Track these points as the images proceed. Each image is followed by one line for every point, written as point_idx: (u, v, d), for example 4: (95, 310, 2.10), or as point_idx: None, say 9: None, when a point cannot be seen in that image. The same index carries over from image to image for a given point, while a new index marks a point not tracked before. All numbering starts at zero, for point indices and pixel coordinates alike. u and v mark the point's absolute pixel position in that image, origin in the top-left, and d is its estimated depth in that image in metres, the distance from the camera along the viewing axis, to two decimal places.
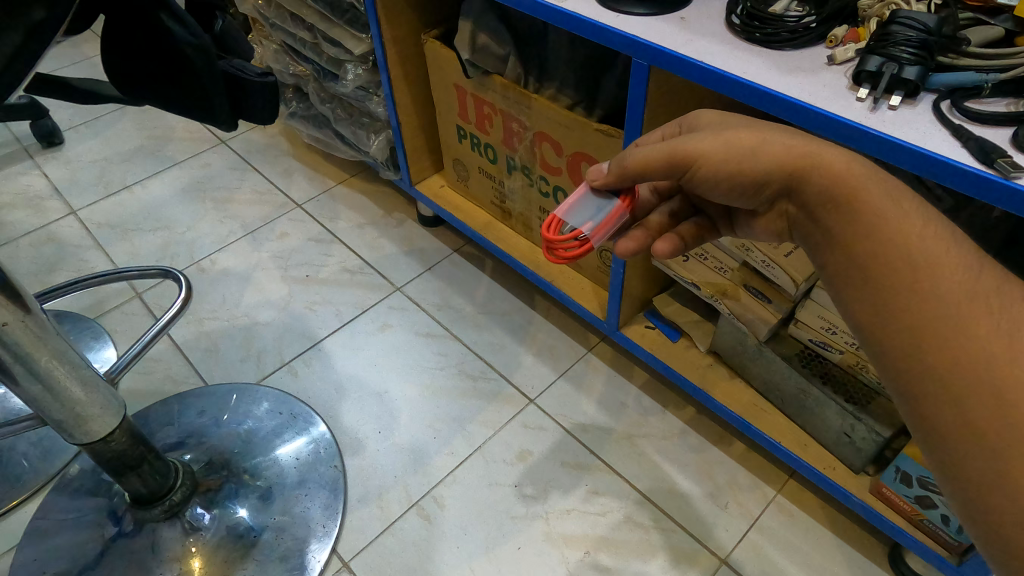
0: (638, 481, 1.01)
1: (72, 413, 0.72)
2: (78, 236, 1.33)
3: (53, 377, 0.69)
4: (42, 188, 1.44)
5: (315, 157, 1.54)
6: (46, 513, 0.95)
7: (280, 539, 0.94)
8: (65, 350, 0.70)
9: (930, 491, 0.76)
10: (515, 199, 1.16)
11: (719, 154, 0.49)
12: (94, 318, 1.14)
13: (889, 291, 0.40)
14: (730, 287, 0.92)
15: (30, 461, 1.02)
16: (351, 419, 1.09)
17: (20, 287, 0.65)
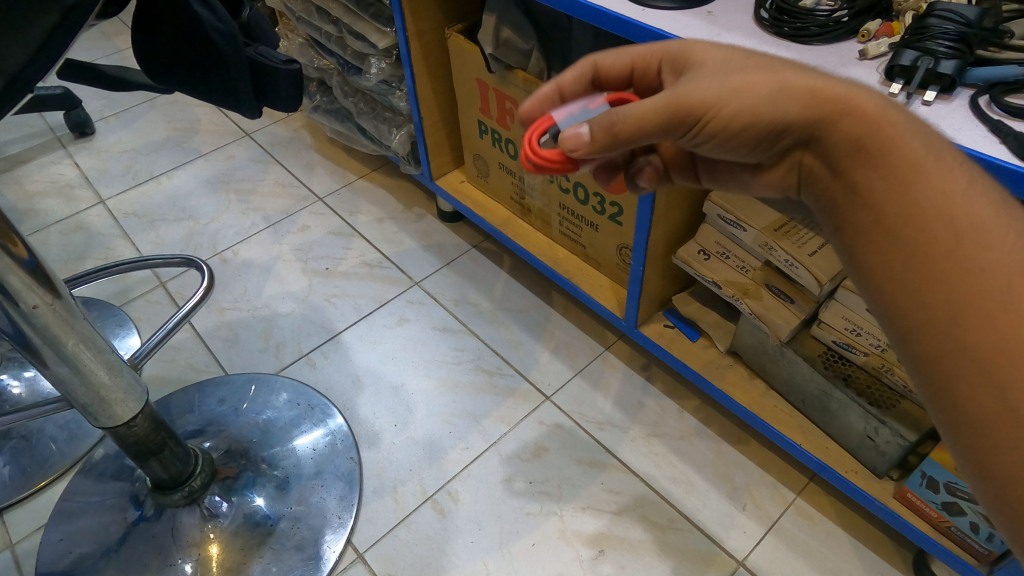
0: (655, 481, 1.00)
1: (97, 397, 0.73)
2: (106, 224, 1.36)
3: (79, 361, 0.70)
4: (72, 177, 1.47)
5: (337, 151, 1.55)
6: (72, 494, 0.97)
7: (296, 528, 0.95)
8: (91, 335, 0.71)
9: (957, 497, 0.74)
10: (535, 194, 1.16)
11: (730, 104, 0.44)
12: (120, 305, 1.16)
13: (920, 257, 0.36)
14: (752, 287, 0.91)
15: (56, 442, 1.03)
16: (368, 412, 1.10)
17: (50, 271, 0.66)
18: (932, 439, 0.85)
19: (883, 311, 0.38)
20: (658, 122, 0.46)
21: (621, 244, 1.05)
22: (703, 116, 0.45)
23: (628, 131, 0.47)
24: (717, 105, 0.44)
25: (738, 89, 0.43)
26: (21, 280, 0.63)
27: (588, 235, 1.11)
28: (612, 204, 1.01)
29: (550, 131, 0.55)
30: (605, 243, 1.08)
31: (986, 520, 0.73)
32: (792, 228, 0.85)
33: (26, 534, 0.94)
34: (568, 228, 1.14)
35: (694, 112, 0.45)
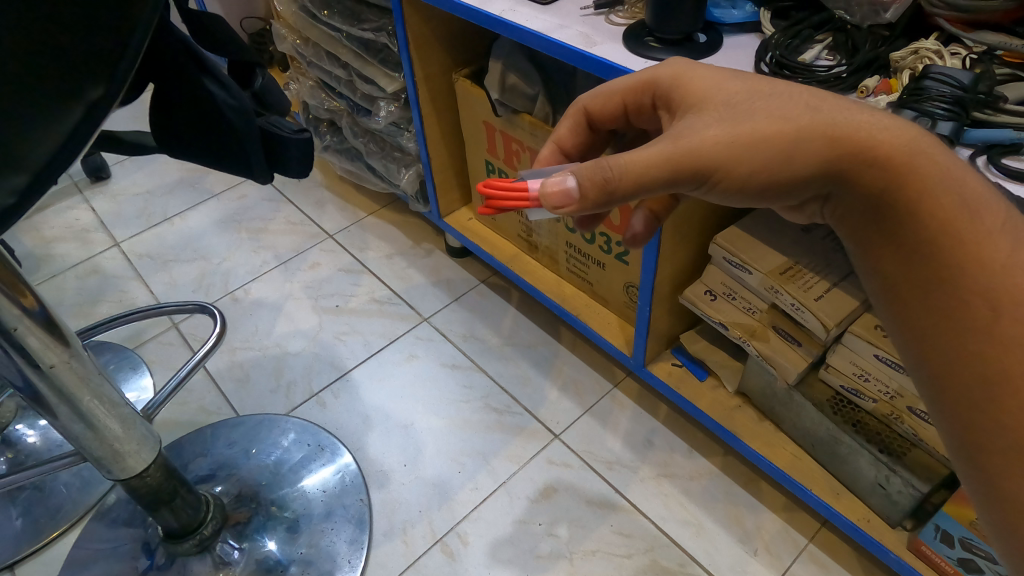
0: (665, 524, 1.00)
1: (110, 450, 0.75)
2: (120, 267, 1.38)
3: (93, 416, 0.71)
4: (89, 220, 1.50)
5: (347, 188, 1.57)
6: (85, 541, 0.98)
7: (306, 573, 0.95)
8: (106, 389, 0.72)
9: (975, 554, 0.74)
10: (542, 233, 1.17)
11: (749, 163, 0.45)
12: (133, 347, 1.18)
13: (954, 316, 0.39)
14: (759, 328, 0.90)
15: (70, 490, 1.04)
16: (377, 451, 1.11)
17: (64, 329, 0.68)
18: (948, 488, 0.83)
19: (920, 363, 0.41)
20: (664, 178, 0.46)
21: (628, 283, 1.06)
22: (718, 170, 0.46)
23: (624, 184, 0.46)
24: (739, 158, 0.45)
25: (751, 147, 0.45)
26: (39, 341, 0.64)
27: (595, 273, 1.11)
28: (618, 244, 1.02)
29: None
30: (612, 281, 1.09)
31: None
32: (799, 271, 0.84)
33: None
34: (575, 266, 1.15)
35: (708, 164, 0.46)
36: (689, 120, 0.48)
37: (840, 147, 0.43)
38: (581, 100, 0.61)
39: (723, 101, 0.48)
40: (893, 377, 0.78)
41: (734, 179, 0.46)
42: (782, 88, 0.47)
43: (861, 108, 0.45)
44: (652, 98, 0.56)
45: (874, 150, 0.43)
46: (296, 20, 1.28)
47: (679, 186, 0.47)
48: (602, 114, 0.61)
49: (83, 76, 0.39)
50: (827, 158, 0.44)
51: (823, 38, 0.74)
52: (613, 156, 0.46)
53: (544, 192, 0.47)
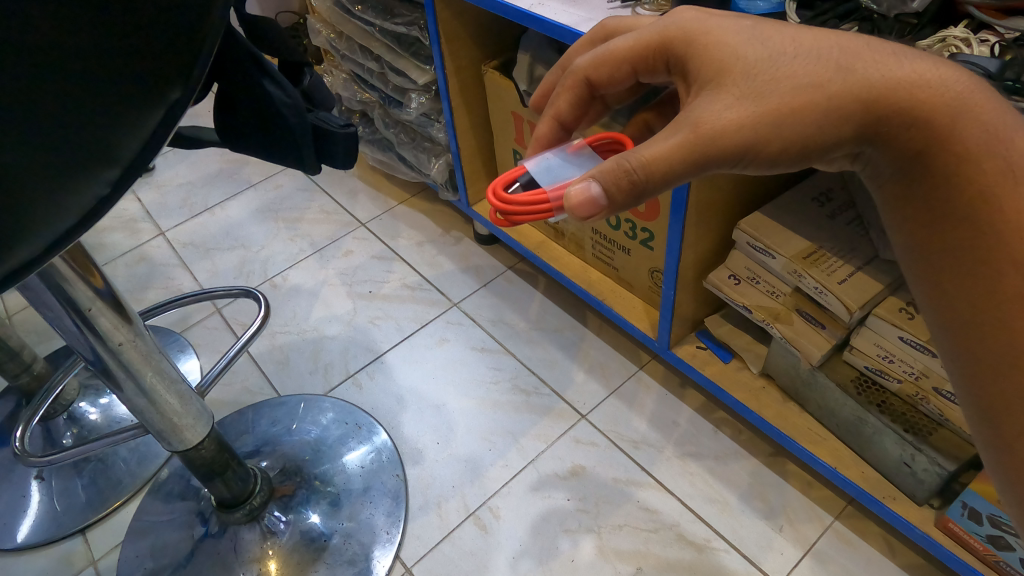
0: (691, 500, 1.05)
1: (169, 422, 0.80)
2: (166, 255, 1.45)
3: (153, 390, 0.77)
4: (135, 210, 1.57)
5: (378, 178, 1.62)
6: (142, 512, 1.04)
7: (348, 543, 1.02)
8: (166, 366, 0.78)
9: (1003, 531, 0.75)
10: (569, 220, 1.18)
11: (780, 134, 0.46)
12: (180, 331, 1.25)
13: (985, 282, 0.42)
14: (783, 311, 0.93)
15: (127, 465, 1.11)
16: (411, 430, 1.17)
17: (131, 310, 0.73)
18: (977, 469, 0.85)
19: (945, 320, 0.45)
20: (683, 162, 0.46)
21: (653, 268, 1.09)
22: (748, 143, 0.47)
23: (653, 179, 0.46)
24: (772, 130, 0.46)
25: (786, 116, 0.46)
26: (108, 320, 0.70)
27: (621, 259, 1.14)
28: (643, 229, 1.05)
29: (522, 180, 0.56)
30: (637, 267, 1.12)
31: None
32: (822, 255, 0.86)
33: (106, 550, 1.02)
34: (601, 252, 1.18)
35: (734, 140, 0.46)
36: (708, 96, 0.47)
37: (874, 114, 0.45)
38: (583, 68, 0.59)
39: (743, 68, 0.47)
40: (918, 359, 0.79)
41: (765, 150, 0.47)
42: (806, 44, 0.47)
43: (895, 59, 0.45)
44: (665, 63, 0.54)
45: (913, 112, 0.44)
46: (330, 15, 1.33)
47: (703, 167, 0.47)
48: (606, 81, 0.59)
49: (161, 79, 0.42)
50: (860, 124, 0.45)
51: (849, 26, 0.74)
52: (631, 153, 0.46)
53: (569, 203, 0.46)
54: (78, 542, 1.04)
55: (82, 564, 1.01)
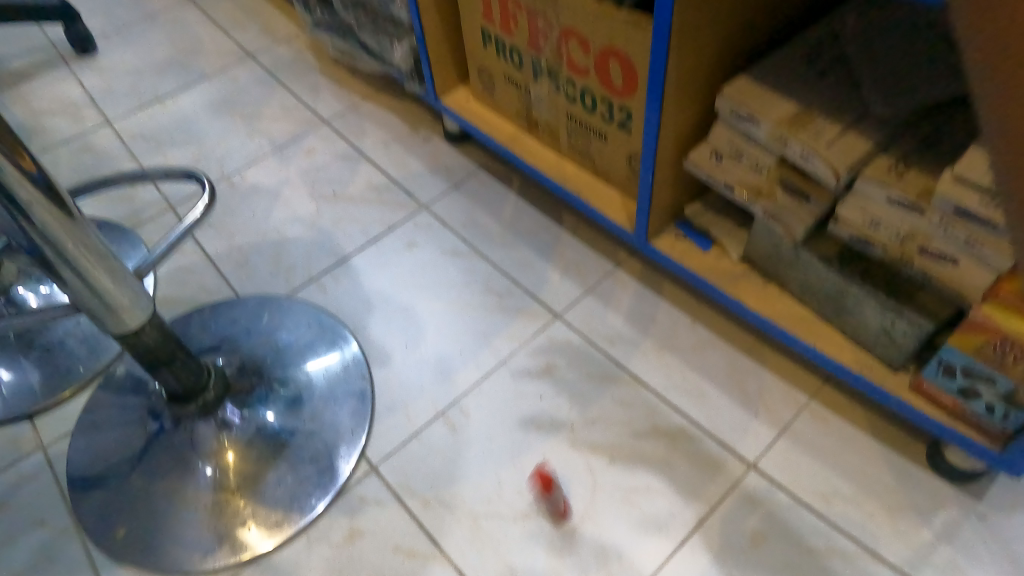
0: (666, 392, 1.03)
1: (106, 309, 0.74)
2: (113, 146, 1.37)
3: (92, 276, 0.70)
4: (78, 103, 1.46)
5: (341, 72, 1.51)
6: (94, 407, 1.01)
7: (310, 441, 0.99)
8: (103, 250, 0.71)
9: (975, 380, 0.76)
10: (542, 107, 1.10)
11: None
12: (131, 228, 1.16)
13: None
14: (766, 187, 0.88)
15: (78, 355, 1.06)
16: (379, 333, 1.12)
17: (58, 185, 0.65)
18: (949, 327, 0.85)
19: None
20: None
21: (631, 154, 1.01)
22: None
23: None
24: None
25: None
26: (30, 194, 0.62)
27: (597, 147, 1.06)
28: (621, 109, 0.96)
29: None
30: (615, 154, 1.04)
31: (1001, 399, 0.75)
32: (810, 117, 0.80)
33: (55, 439, 0.99)
34: (577, 142, 1.09)
35: None
36: None
37: None
38: None
39: None
40: (905, 220, 0.76)
41: None
42: None
43: None
44: None
45: None
46: None
47: None
48: None
49: None
50: None
51: None
52: None
53: None
54: (27, 428, 1.01)
55: (31, 448, 0.99)
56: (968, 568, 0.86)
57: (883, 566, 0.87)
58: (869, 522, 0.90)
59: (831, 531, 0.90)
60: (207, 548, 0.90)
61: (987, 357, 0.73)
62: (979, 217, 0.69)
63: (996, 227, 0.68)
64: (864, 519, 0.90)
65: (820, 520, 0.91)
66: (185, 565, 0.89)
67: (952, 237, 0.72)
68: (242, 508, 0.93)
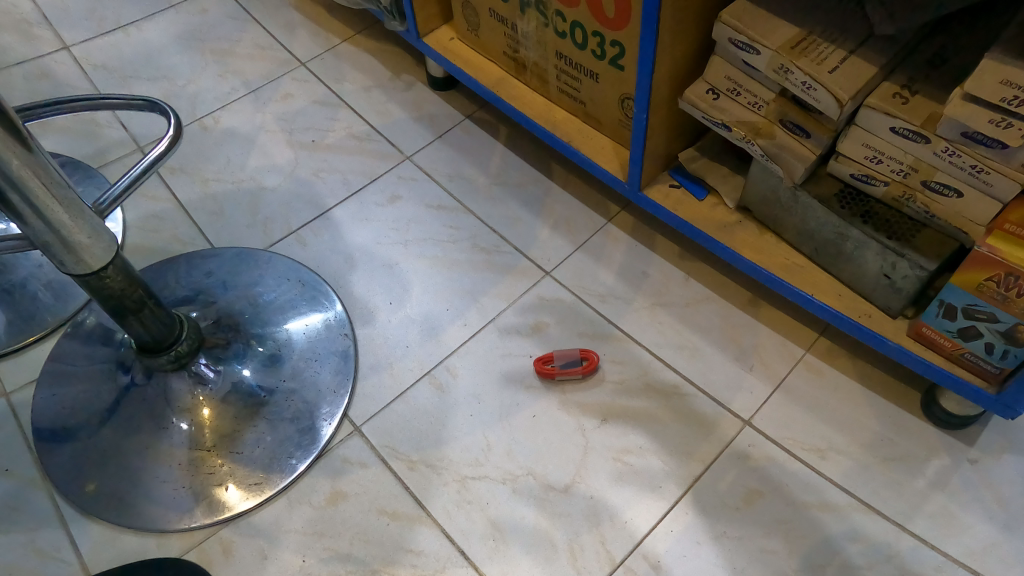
0: (659, 349, 1.00)
1: (70, 253, 0.69)
2: (72, 74, 1.32)
3: (57, 219, 0.65)
4: (42, 37, 1.38)
5: (318, 11, 1.44)
6: (59, 355, 0.97)
7: (290, 400, 0.95)
8: (68, 192, 0.66)
9: (976, 321, 0.72)
10: (529, 45, 1.05)
11: None
12: (97, 167, 1.11)
13: None
14: (764, 125, 0.83)
15: (42, 300, 1.02)
16: (362, 289, 1.07)
17: (18, 120, 0.60)
18: (951, 271, 0.81)
19: None
20: None
21: (624, 93, 0.95)
22: None
23: None
24: None
25: None
26: None
27: (589, 89, 1.00)
28: (613, 43, 0.91)
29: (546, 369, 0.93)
30: (607, 96, 0.98)
31: (1002, 338, 0.71)
32: (812, 42, 0.75)
33: (18, 386, 0.95)
34: (566, 84, 1.04)
35: None
36: None
37: None
38: None
39: None
40: (908, 151, 0.72)
41: None
42: None
43: None
44: None
45: None
46: None
47: None
48: None
49: None
50: None
51: None
52: None
53: None
54: None
55: None
56: (967, 523, 0.83)
57: (881, 522, 0.84)
58: (866, 475, 0.87)
59: (827, 486, 0.87)
60: (183, 506, 0.86)
61: (990, 296, 0.69)
62: (985, 140, 0.66)
63: (1004, 146, 0.65)
64: (860, 473, 0.87)
65: (814, 473, 0.88)
66: (159, 523, 0.85)
67: (956, 164, 0.69)
68: (218, 465, 0.89)
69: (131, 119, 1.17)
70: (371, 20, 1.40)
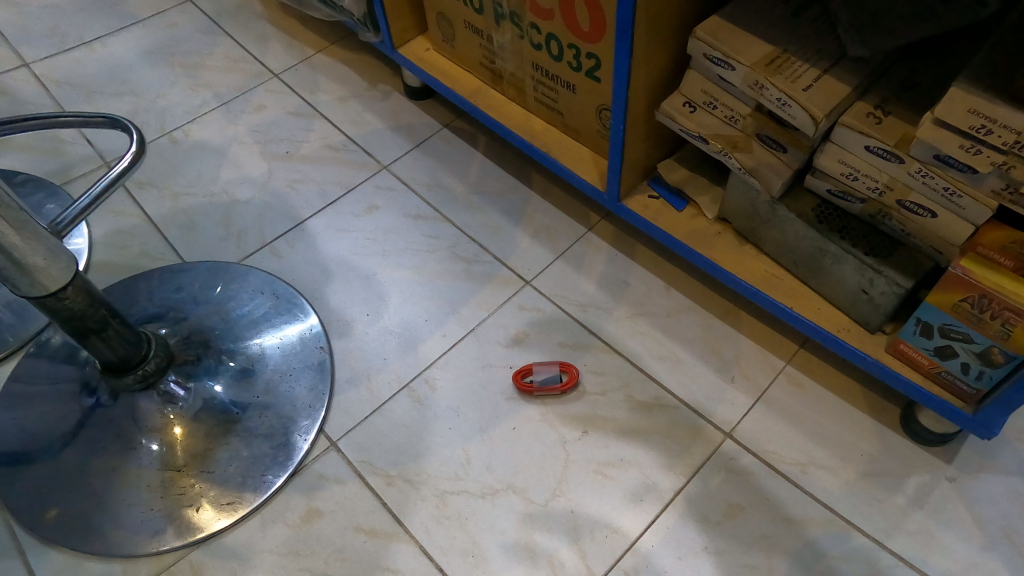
0: (641, 360, 0.99)
1: (24, 275, 0.67)
2: (34, 92, 1.28)
3: (5, 240, 0.63)
4: (3, 55, 1.35)
5: (292, 22, 1.42)
6: (21, 376, 0.94)
7: (265, 417, 0.93)
8: (16, 210, 0.63)
9: (952, 340, 0.72)
10: (505, 56, 1.03)
11: None
12: (61, 184, 1.08)
13: None
14: (741, 139, 0.82)
15: (5, 321, 1.00)
16: (339, 301, 1.05)
17: None
18: (929, 286, 0.80)
19: None
20: None
21: (602, 105, 0.94)
22: None
23: None
24: None
25: None
26: None
27: (566, 100, 0.99)
28: (588, 56, 0.89)
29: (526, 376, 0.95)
30: (584, 107, 0.97)
31: (978, 359, 0.71)
32: (786, 60, 0.74)
33: None
34: (543, 95, 1.02)
35: None
36: None
37: None
38: None
39: None
40: (883, 170, 0.72)
41: None
42: None
43: None
44: None
45: None
46: None
47: None
48: None
49: None
50: None
51: None
52: None
53: None
54: None
55: None
56: (946, 540, 0.83)
57: (862, 538, 0.84)
58: (846, 489, 0.87)
59: (807, 500, 0.87)
60: (152, 529, 0.85)
61: (965, 316, 0.69)
62: (957, 164, 0.65)
63: (974, 171, 0.64)
64: (840, 487, 0.87)
65: (795, 487, 0.88)
66: (127, 548, 0.84)
67: (930, 186, 0.69)
68: (189, 486, 0.88)
69: (97, 135, 1.15)
70: (346, 30, 1.38)
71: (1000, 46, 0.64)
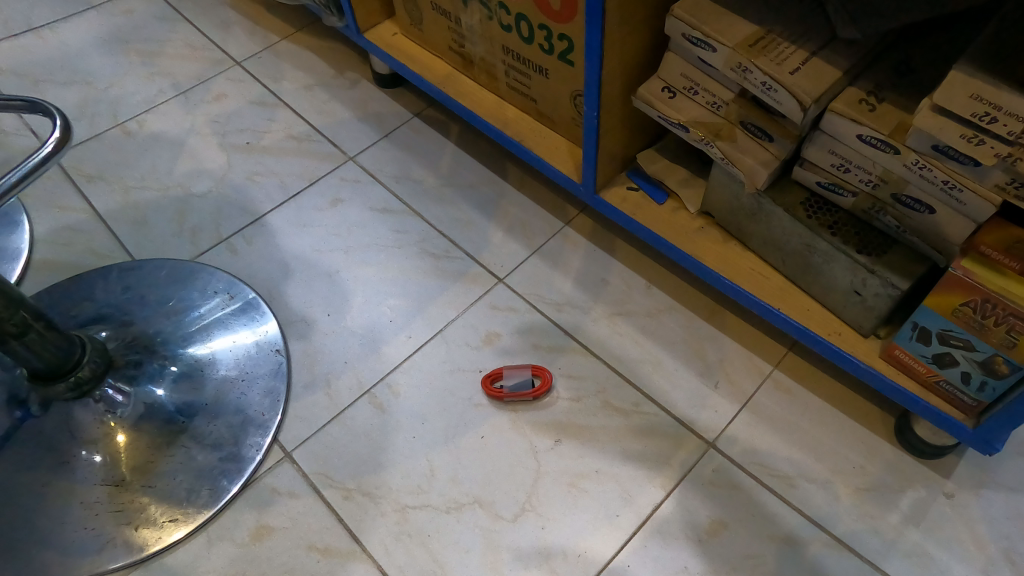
0: (619, 363, 0.93)
1: None
2: None
3: None
4: None
5: (256, 8, 1.35)
6: None
7: (213, 425, 0.87)
8: None
9: (951, 347, 0.66)
10: (475, 40, 0.96)
11: None
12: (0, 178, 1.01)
13: None
14: (724, 127, 0.75)
15: None
16: (299, 300, 0.99)
17: None
18: (927, 286, 0.74)
19: None
20: None
21: (575, 90, 0.87)
22: None
23: None
24: None
25: None
26: None
27: (539, 86, 0.92)
28: (560, 38, 0.82)
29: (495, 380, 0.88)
30: (557, 93, 0.90)
31: (979, 368, 0.65)
32: (771, 41, 0.68)
33: None
34: (516, 80, 0.95)
35: None
36: None
37: None
38: None
39: None
40: (877, 161, 0.65)
41: None
42: None
43: None
44: None
45: None
46: None
47: None
48: None
49: None
50: None
51: None
52: None
53: None
54: None
55: None
56: (943, 562, 0.77)
57: (853, 558, 0.78)
58: (835, 504, 0.81)
59: (794, 516, 0.81)
60: (87, 548, 0.79)
61: (966, 322, 0.63)
62: (958, 155, 0.59)
63: (977, 164, 0.58)
64: (830, 503, 0.81)
65: (781, 502, 0.82)
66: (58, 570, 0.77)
67: (928, 179, 0.62)
68: (128, 502, 0.81)
69: (42, 127, 1.08)
70: (313, 15, 1.31)
71: (1006, 25, 0.58)
